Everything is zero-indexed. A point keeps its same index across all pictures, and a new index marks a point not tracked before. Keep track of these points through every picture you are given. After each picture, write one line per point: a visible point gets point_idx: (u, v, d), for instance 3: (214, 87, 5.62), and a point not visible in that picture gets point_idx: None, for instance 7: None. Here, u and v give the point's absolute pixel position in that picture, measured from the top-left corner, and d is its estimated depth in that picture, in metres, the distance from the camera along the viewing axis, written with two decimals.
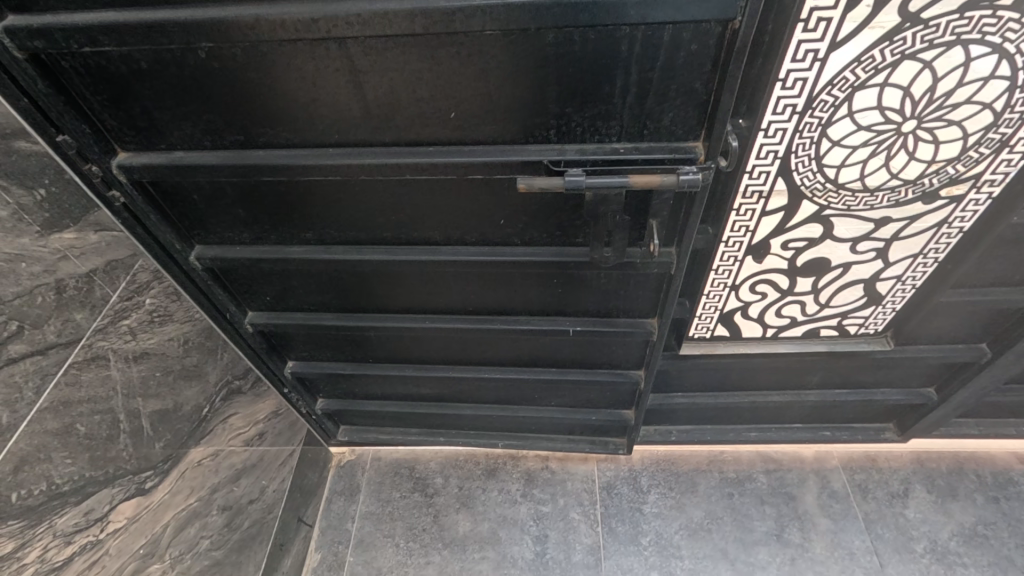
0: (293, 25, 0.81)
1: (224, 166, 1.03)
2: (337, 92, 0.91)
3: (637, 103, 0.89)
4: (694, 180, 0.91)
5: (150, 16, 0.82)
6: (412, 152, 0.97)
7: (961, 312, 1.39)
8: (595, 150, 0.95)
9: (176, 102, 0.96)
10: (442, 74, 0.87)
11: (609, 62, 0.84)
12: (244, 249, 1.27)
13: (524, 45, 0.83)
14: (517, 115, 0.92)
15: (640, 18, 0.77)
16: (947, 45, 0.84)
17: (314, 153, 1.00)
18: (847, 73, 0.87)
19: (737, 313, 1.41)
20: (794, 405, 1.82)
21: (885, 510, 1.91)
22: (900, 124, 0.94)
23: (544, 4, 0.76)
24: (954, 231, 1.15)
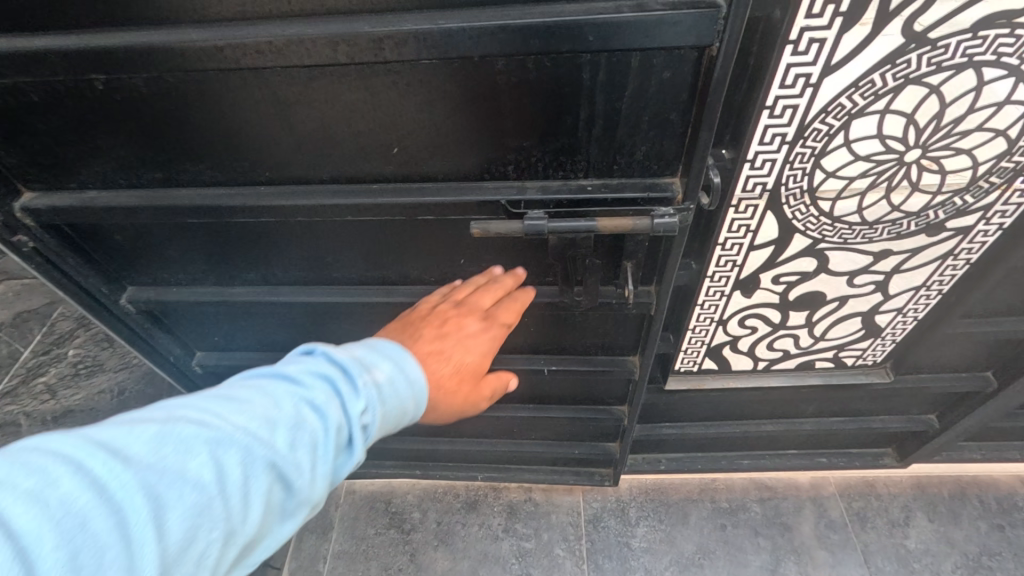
0: (199, 56, 0.70)
1: (142, 207, 0.91)
2: (262, 126, 0.80)
3: (604, 135, 0.78)
4: (672, 224, 0.80)
5: (31, 44, 0.70)
6: (354, 192, 0.86)
7: (966, 342, 1.29)
8: (558, 187, 0.83)
9: (80, 137, 0.84)
10: (379, 107, 0.76)
11: (569, 92, 0.73)
12: (181, 291, 1.14)
13: (471, 75, 0.72)
14: (470, 149, 0.80)
15: (602, 43, 0.66)
16: (957, 67, 0.73)
17: (244, 193, 0.88)
18: (843, 100, 0.76)
19: (725, 347, 1.30)
20: (788, 434, 1.72)
21: (885, 540, 1.81)
22: (902, 153, 0.83)
23: (489, 29, 0.65)
24: (960, 263, 1.05)
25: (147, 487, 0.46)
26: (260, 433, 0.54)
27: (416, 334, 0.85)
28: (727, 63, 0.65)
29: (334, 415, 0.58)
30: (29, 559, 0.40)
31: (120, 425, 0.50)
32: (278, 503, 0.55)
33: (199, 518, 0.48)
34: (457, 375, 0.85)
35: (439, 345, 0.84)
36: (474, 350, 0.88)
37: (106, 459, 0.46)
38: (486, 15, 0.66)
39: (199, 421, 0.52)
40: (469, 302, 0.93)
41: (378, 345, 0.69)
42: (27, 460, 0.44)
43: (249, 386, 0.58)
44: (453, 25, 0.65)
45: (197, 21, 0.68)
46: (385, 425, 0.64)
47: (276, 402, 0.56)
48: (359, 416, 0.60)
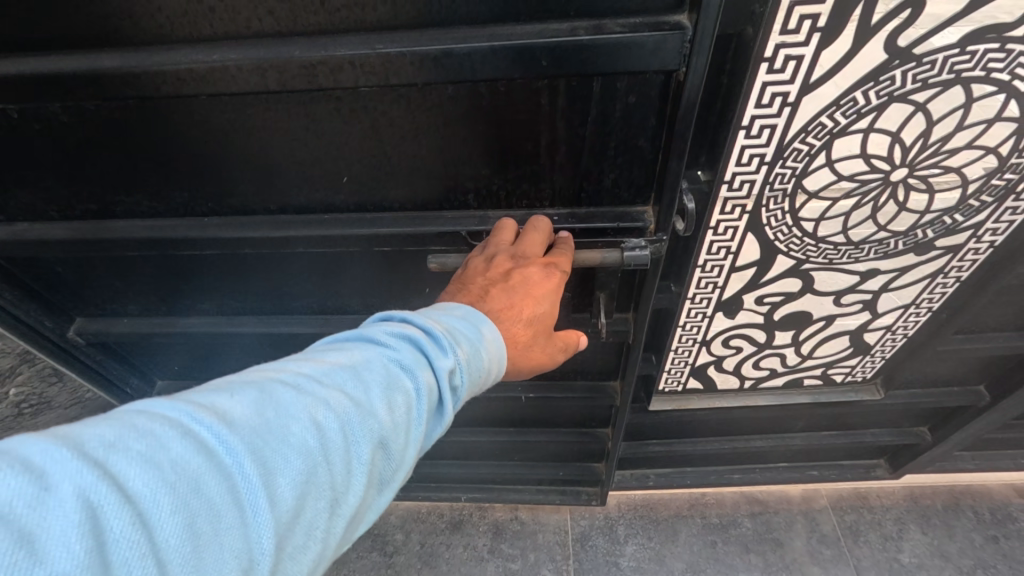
0: (149, 82, 0.73)
1: (93, 233, 0.94)
2: (214, 152, 0.83)
3: (570, 163, 0.81)
4: (641, 255, 0.82)
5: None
6: (305, 222, 0.91)
7: (957, 357, 1.25)
8: (523, 216, 0.88)
9: (30, 165, 0.87)
10: (330, 137, 0.80)
11: (527, 120, 0.76)
12: (134, 322, 1.12)
13: (420, 103, 0.75)
14: (426, 178, 0.84)
15: (557, 69, 0.67)
16: (945, 84, 0.68)
17: (198, 223, 0.93)
18: (823, 120, 0.71)
19: (710, 366, 1.25)
20: (778, 449, 1.67)
21: (878, 554, 1.77)
22: (888, 172, 0.78)
23: (432, 55, 0.67)
24: (951, 281, 1.00)
25: (259, 445, 0.42)
26: (352, 391, 0.48)
27: (479, 292, 0.71)
28: (697, 84, 0.65)
29: (433, 375, 0.53)
30: (150, 524, 0.36)
31: (217, 387, 0.45)
32: (382, 473, 0.50)
33: (309, 485, 0.43)
34: (532, 327, 0.72)
35: (507, 299, 0.70)
36: (547, 299, 0.73)
37: (216, 416, 0.42)
38: (426, 37, 0.68)
39: (289, 383, 0.47)
40: (522, 252, 0.78)
41: (455, 308, 0.64)
42: (133, 419, 0.40)
43: (339, 346, 0.53)
44: (392, 50, 0.67)
45: (148, 45, 0.71)
46: (475, 385, 0.58)
47: (376, 358, 0.51)
48: (453, 376, 0.54)
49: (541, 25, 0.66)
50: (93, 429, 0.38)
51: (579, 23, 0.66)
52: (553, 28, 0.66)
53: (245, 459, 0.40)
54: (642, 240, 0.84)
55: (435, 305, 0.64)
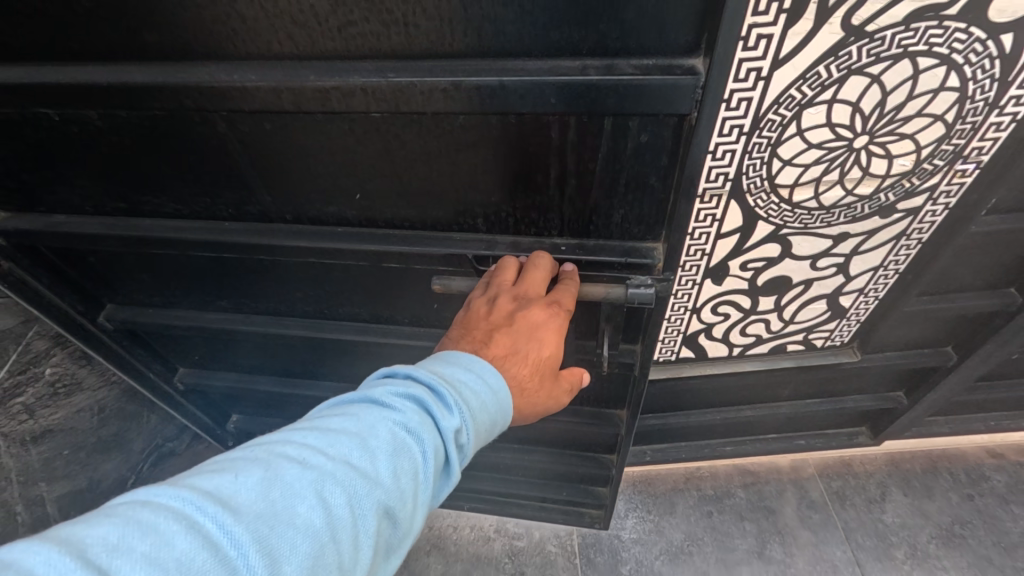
0: (176, 94, 0.80)
1: (114, 236, 1.01)
2: (236, 157, 0.91)
3: (576, 194, 0.90)
4: (641, 294, 0.93)
5: (27, 80, 0.80)
6: (316, 233, 1.01)
7: (924, 319, 1.35)
8: (530, 243, 0.98)
9: (64, 162, 0.93)
10: (349, 154, 0.88)
11: (537, 150, 0.85)
12: (158, 312, 1.18)
13: (432, 133, 0.84)
14: (441, 201, 0.94)
15: (564, 104, 0.76)
16: (895, 58, 0.78)
17: (218, 228, 1.01)
18: (793, 92, 0.81)
19: (700, 335, 1.35)
20: (765, 418, 1.78)
21: (864, 517, 1.87)
22: (851, 140, 0.89)
23: (442, 86, 0.75)
24: (913, 243, 1.11)
25: (264, 533, 0.49)
26: (356, 467, 0.56)
27: (484, 337, 0.80)
28: (705, 132, 0.75)
29: (433, 440, 0.61)
30: None
31: (227, 474, 0.52)
32: (386, 536, 0.58)
33: (316, 563, 0.50)
34: (535, 371, 0.81)
35: (511, 344, 0.79)
36: (549, 343, 0.82)
37: (224, 507, 0.49)
38: (444, 69, 0.75)
39: (297, 461, 0.55)
40: (524, 292, 0.87)
41: (461, 360, 0.73)
42: (140, 518, 0.46)
43: (343, 416, 0.60)
44: (402, 79, 0.75)
45: (172, 62, 0.78)
46: (476, 441, 0.66)
47: (379, 434, 0.58)
48: (451, 439, 0.62)
49: (549, 62, 0.74)
50: (102, 530, 0.45)
51: (589, 61, 0.73)
52: (565, 66, 0.74)
53: (253, 548, 0.48)
54: (647, 279, 0.95)
55: (439, 360, 0.73)
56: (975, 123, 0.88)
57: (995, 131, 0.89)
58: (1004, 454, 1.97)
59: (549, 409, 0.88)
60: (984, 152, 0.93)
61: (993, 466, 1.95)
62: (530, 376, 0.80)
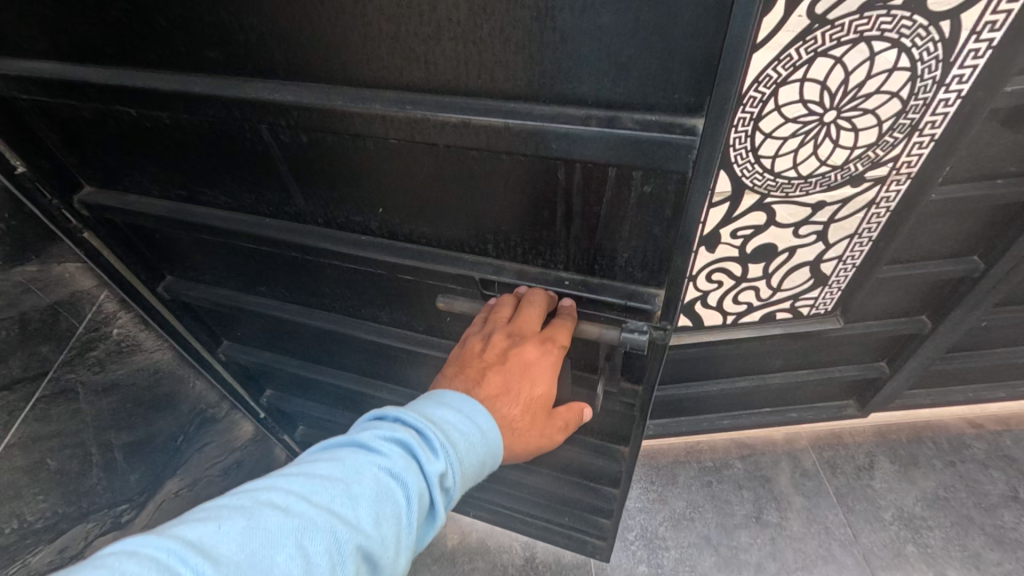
0: (225, 106, 0.82)
1: (170, 220, 1.06)
2: (272, 161, 0.92)
3: (583, 235, 0.88)
4: (635, 341, 0.91)
5: (104, 80, 0.83)
6: (341, 238, 1.02)
7: (900, 287, 1.49)
8: (537, 274, 0.95)
9: (128, 150, 0.97)
10: (372, 170, 0.88)
11: (546, 183, 0.82)
12: (208, 290, 1.26)
13: (447, 162, 0.83)
14: (454, 223, 0.94)
15: (565, 149, 0.73)
16: (853, 42, 0.93)
17: (251, 222, 1.05)
18: (770, 72, 0.96)
19: (697, 303, 1.48)
20: (759, 389, 1.91)
21: (854, 483, 1.99)
22: (821, 115, 1.04)
23: (452, 122, 0.75)
24: (883, 211, 1.25)
25: None
26: (339, 514, 0.57)
27: (477, 375, 0.84)
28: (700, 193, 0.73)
29: (419, 483, 0.62)
30: None
31: (208, 524, 0.54)
32: None
33: None
34: (526, 410, 0.84)
35: (505, 384, 0.82)
36: (544, 382, 0.85)
37: (201, 557, 0.50)
38: (455, 104, 0.74)
39: (280, 507, 0.56)
40: (520, 330, 0.88)
41: (455, 401, 0.75)
42: (118, 569, 0.47)
43: (329, 461, 0.62)
44: (419, 112, 0.75)
45: (218, 77, 0.81)
46: (462, 485, 0.67)
47: (362, 483, 0.60)
48: (436, 483, 0.63)
49: (558, 107, 0.71)
50: None
51: (594, 111, 0.70)
52: (568, 114, 0.71)
53: None
54: (644, 324, 0.93)
55: (430, 403, 0.74)
56: (926, 100, 1.03)
57: (944, 106, 1.04)
58: (983, 425, 2.10)
59: (538, 448, 0.92)
60: (937, 126, 1.07)
61: (974, 435, 2.08)
62: (522, 417, 0.84)
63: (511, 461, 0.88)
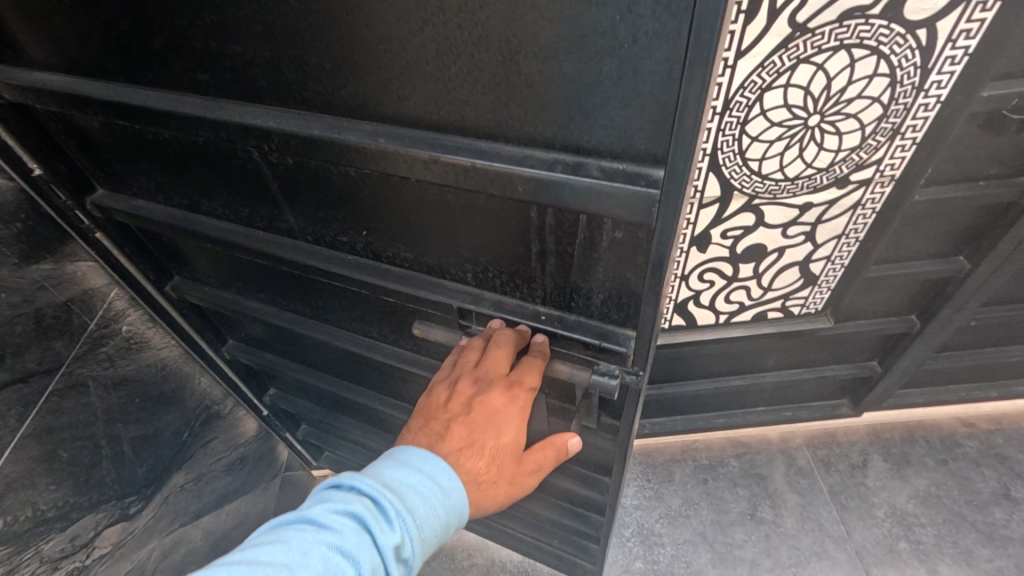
0: (210, 125, 0.74)
1: (172, 227, 1.04)
2: (259, 176, 0.86)
3: (558, 273, 0.78)
4: (603, 388, 0.82)
5: (103, 97, 0.77)
6: (329, 256, 0.94)
7: (889, 286, 1.52)
8: (514, 310, 0.85)
9: (133, 158, 0.95)
10: (352, 188, 0.80)
11: (518, 224, 0.73)
12: (211, 293, 1.25)
13: (419, 194, 0.76)
14: (432, 250, 0.84)
15: (531, 194, 0.63)
16: (834, 49, 0.98)
17: (244, 232, 0.99)
18: (754, 77, 1.00)
19: (690, 302, 1.52)
20: (754, 388, 1.94)
21: (847, 481, 2.02)
22: (805, 119, 1.08)
23: (414, 157, 0.65)
24: (868, 213, 1.29)
25: None
26: None
27: (441, 429, 0.82)
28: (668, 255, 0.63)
29: (370, 560, 0.60)
30: None
31: None
32: None
33: None
34: (492, 461, 0.82)
35: (468, 438, 0.80)
36: (509, 430, 0.82)
37: None
38: (416, 138, 0.65)
39: None
40: (483, 374, 0.83)
41: (406, 462, 0.74)
42: None
43: (274, 545, 0.59)
44: (387, 144, 0.65)
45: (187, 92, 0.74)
46: (414, 559, 0.65)
47: (307, 567, 0.57)
48: (389, 559, 0.61)
49: (525, 149, 0.61)
50: None
51: (562, 155, 0.60)
52: (536, 156, 0.61)
53: None
54: (616, 369, 0.83)
55: (390, 466, 0.72)
56: (908, 104, 1.06)
57: (924, 111, 1.08)
58: (977, 424, 2.12)
59: (517, 492, 0.89)
60: (918, 130, 1.11)
61: (966, 433, 2.10)
62: (488, 469, 0.81)
63: (483, 511, 0.85)
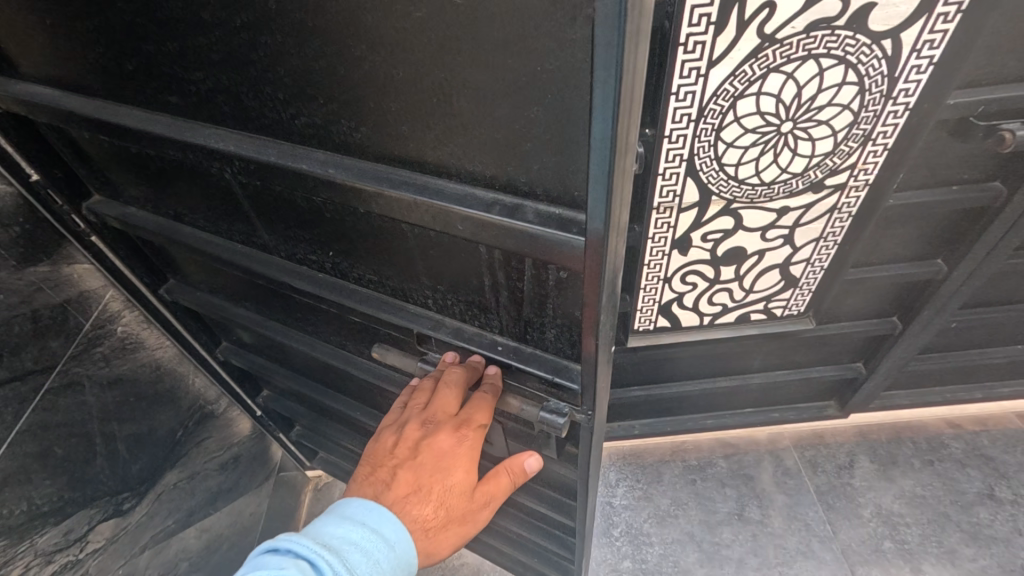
0: (181, 146, 0.77)
1: (158, 236, 1.07)
2: (233, 194, 0.89)
3: (512, 305, 0.80)
4: (552, 420, 0.87)
5: (86, 113, 0.81)
6: (301, 275, 0.97)
7: (869, 289, 1.55)
8: (472, 334, 0.88)
9: (123, 169, 0.98)
10: (317, 216, 0.83)
11: (471, 259, 0.75)
12: (200, 300, 1.28)
13: (378, 225, 0.78)
14: (394, 276, 0.87)
15: (471, 231, 0.66)
16: (802, 58, 1.02)
17: (224, 245, 1.03)
18: (727, 86, 1.04)
19: (673, 304, 1.56)
20: (741, 389, 1.96)
21: (834, 481, 2.04)
22: (778, 125, 1.12)
23: (364, 191, 0.67)
24: (845, 216, 1.32)
25: None
26: None
27: (389, 476, 0.88)
28: (600, 298, 0.64)
29: None
30: None
31: None
32: None
33: None
34: (439, 505, 0.87)
35: (415, 483, 0.86)
36: (454, 474, 0.87)
37: None
38: (368, 171, 0.67)
39: None
40: (429, 419, 0.88)
41: (351, 518, 0.79)
42: None
43: None
44: (339, 176, 0.68)
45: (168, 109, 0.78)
46: None
47: None
48: None
49: (468, 188, 0.64)
50: None
51: (500, 196, 0.63)
52: (475, 196, 0.63)
53: None
54: (564, 403, 0.88)
55: (333, 523, 0.77)
56: (877, 111, 1.10)
57: (894, 118, 1.11)
58: (963, 425, 2.14)
59: (472, 525, 0.95)
60: (889, 136, 1.14)
61: (952, 435, 2.12)
62: (435, 513, 0.87)
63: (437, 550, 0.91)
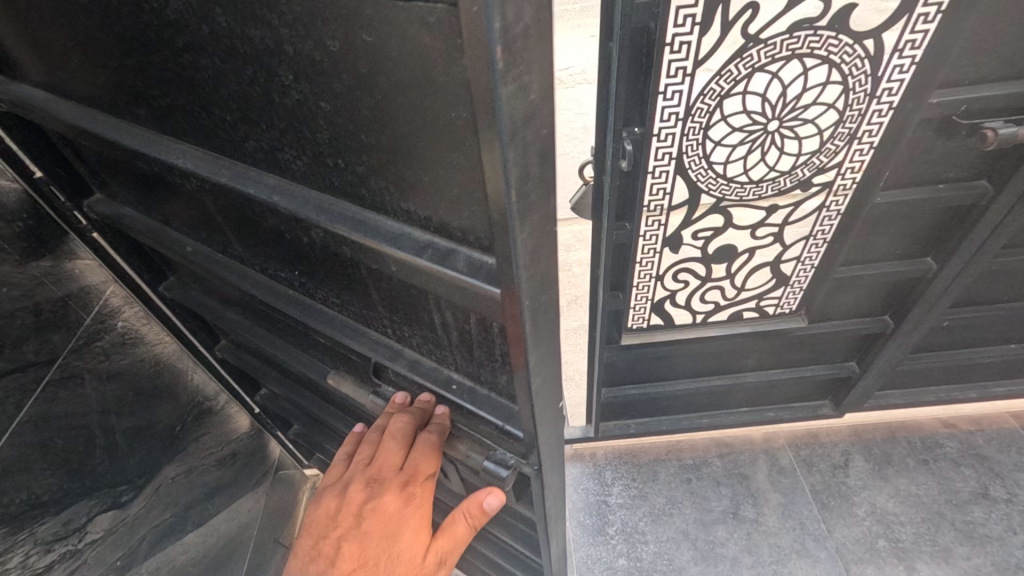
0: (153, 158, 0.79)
1: (149, 237, 1.09)
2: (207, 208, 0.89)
3: (462, 344, 0.79)
4: (494, 468, 0.87)
5: (66, 119, 0.83)
6: (270, 289, 0.97)
7: (859, 287, 1.56)
8: (429, 368, 0.88)
9: (115, 171, 1.01)
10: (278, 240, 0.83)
11: (416, 297, 0.75)
12: (196, 297, 1.29)
13: (326, 256, 0.78)
14: (351, 303, 0.87)
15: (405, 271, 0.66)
16: (787, 58, 1.04)
17: (207, 253, 1.04)
18: (713, 84, 1.07)
19: (665, 302, 1.57)
20: (735, 388, 1.98)
21: (829, 480, 2.05)
22: (765, 124, 1.14)
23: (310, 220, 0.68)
24: (833, 214, 1.33)
25: None
26: None
27: (337, 544, 0.89)
28: (524, 347, 0.64)
29: None
30: None
31: None
32: None
33: None
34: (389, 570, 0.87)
35: (360, 555, 0.87)
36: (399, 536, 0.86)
37: None
38: (315, 200, 0.68)
39: None
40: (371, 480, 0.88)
41: None
42: None
43: None
44: (284, 205, 0.69)
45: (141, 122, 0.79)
46: None
47: None
48: None
49: (404, 227, 0.64)
50: None
51: (435, 238, 0.63)
52: (411, 237, 0.64)
53: None
54: (509, 454, 0.88)
55: None
56: (862, 110, 1.12)
57: (878, 116, 1.14)
58: (957, 425, 2.15)
59: None
60: (874, 135, 1.17)
61: (946, 434, 2.13)
62: None
63: None
